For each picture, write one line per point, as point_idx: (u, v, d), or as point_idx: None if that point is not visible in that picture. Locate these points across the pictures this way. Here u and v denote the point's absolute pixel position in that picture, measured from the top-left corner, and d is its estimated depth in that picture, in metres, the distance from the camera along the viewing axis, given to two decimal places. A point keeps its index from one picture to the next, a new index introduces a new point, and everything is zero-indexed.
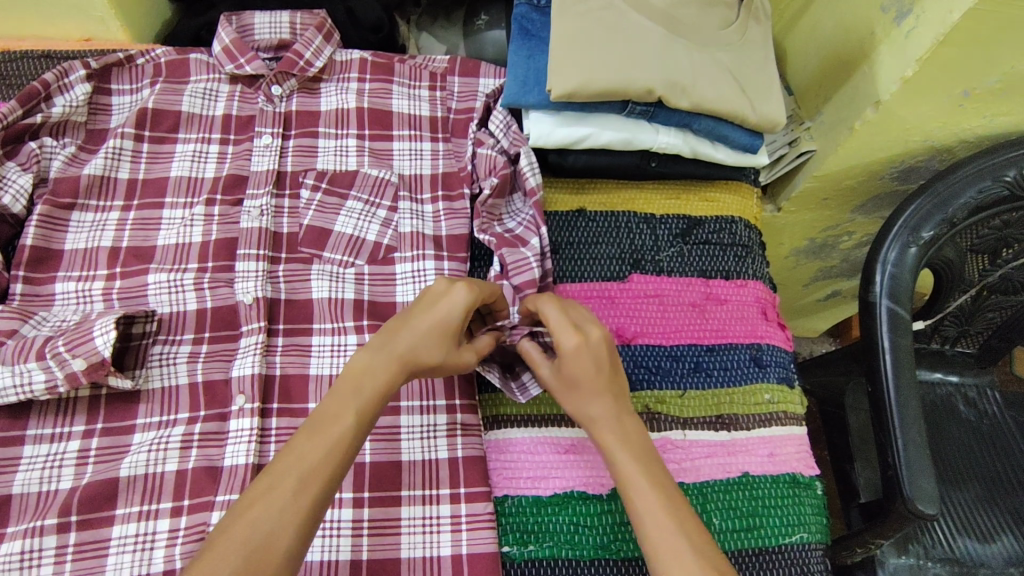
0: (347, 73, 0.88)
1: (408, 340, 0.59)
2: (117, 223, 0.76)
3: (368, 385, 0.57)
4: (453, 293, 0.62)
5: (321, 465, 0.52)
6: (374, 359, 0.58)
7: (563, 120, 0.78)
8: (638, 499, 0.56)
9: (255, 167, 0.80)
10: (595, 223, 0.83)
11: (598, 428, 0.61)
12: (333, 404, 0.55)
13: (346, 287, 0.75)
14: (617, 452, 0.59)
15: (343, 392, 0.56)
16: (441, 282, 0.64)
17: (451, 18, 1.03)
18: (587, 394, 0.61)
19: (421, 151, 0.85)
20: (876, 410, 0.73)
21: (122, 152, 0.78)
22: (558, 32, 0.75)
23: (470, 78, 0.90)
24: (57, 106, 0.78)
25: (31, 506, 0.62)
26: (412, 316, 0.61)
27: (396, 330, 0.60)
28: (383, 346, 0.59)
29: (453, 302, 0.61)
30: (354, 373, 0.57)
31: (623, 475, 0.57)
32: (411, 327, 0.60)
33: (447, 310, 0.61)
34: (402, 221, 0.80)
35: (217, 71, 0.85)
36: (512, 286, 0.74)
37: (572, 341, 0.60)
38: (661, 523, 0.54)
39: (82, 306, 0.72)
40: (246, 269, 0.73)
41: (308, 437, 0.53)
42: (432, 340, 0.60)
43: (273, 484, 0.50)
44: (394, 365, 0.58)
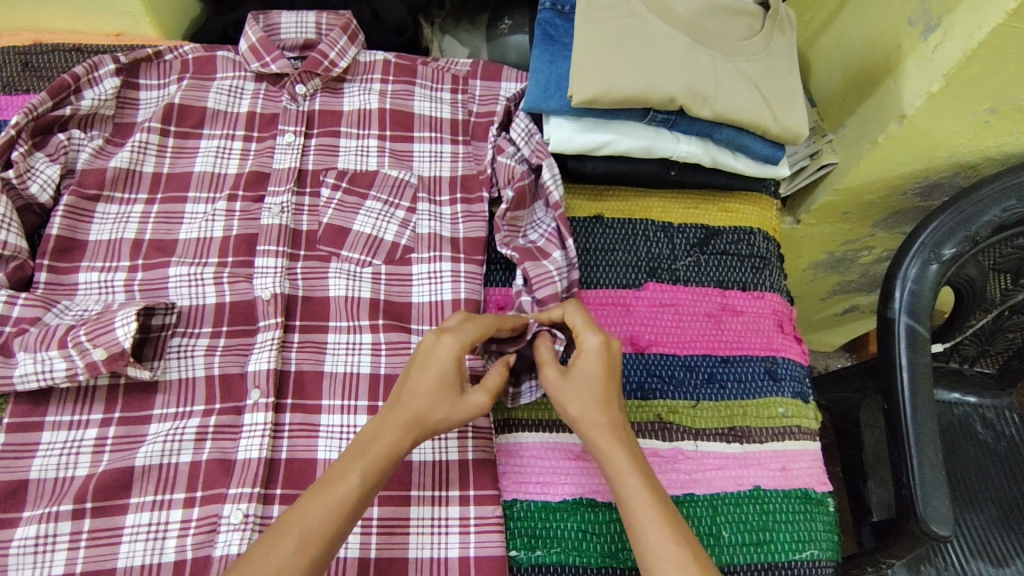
0: (370, 74, 0.89)
1: (412, 404, 0.59)
2: (141, 216, 0.77)
3: (374, 450, 0.57)
4: (446, 346, 0.60)
5: (321, 525, 0.52)
6: (381, 427, 0.58)
7: (582, 126, 0.78)
8: (641, 511, 0.55)
9: (277, 164, 0.81)
10: (613, 230, 0.83)
11: (598, 435, 0.59)
12: (342, 465, 0.56)
13: (363, 286, 0.76)
14: (620, 463, 0.58)
15: (351, 455, 0.57)
16: (436, 333, 0.61)
17: (474, 22, 1.05)
18: (593, 403, 0.60)
19: (441, 153, 0.85)
20: (892, 428, 0.72)
21: (147, 146, 0.80)
22: (580, 39, 0.76)
23: (493, 82, 0.90)
24: (87, 99, 0.79)
25: (47, 491, 0.63)
26: (417, 377, 0.60)
27: (404, 395, 0.59)
28: (388, 416, 0.59)
29: (446, 360, 0.59)
30: (368, 438, 0.58)
31: (622, 484, 0.57)
32: (416, 389, 0.59)
33: (445, 367, 0.59)
34: (420, 222, 0.80)
35: (243, 69, 0.87)
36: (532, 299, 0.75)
37: (595, 341, 0.61)
38: (666, 536, 0.53)
39: (104, 296, 0.73)
40: (266, 265, 0.75)
41: (314, 496, 0.54)
42: (438, 399, 0.59)
43: (275, 540, 0.51)
44: (403, 429, 0.58)
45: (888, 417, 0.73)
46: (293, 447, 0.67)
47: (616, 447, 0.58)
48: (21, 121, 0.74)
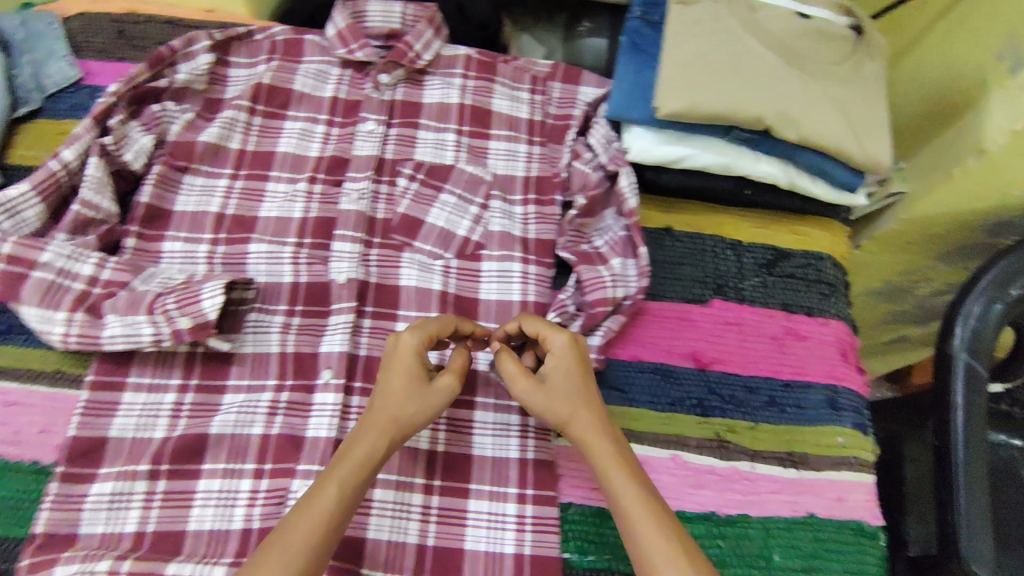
0: (452, 68, 0.90)
1: (385, 407, 0.60)
2: (225, 190, 0.79)
3: (352, 453, 0.57)
4: (406, 346, 0.62)
5: (304, 542, 0.51)
6: (355, 435, 0.58)
7: (663, 138, 0.78)
8: (630, 504, 0.56)
9: (357, 151, 0.83)
10: (682, 244, 0.84)
11: (581, 430, 0.61)
12: (318, 484, 0.55)
13: (434, 278, 0.77)
14: (604, 458, 0.59)
15: (328, 469, 0.56)
16: (393, 341, 0.63)
17: (553, 21, 1.06)
18: (574, 401, 0.62)
19: (516, 153, 0.86)
20: (940, 465, 0.71)
21: (235, 123, 0.82)
22: (666, 53, 0.76)
23: (571, 85, 0.91)
24: (182, 72, 0.81)
25: (125, 451, 0.65)
26: (382, 382, 0.61)
27: (376, 401, 0.60)
28: (364, 424, 0.59)
29: (409, 358, 0.61)
30: (345, 448, 0.58)
31: (611, 479, 0.58)
32: (385, 392, 0.60)
33: (409, 365, 0.61)
34: (492, 220, 0.81)
35: (329, 54, 0.88)
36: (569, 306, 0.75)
37: (562, 339, 0.63)
38: (656, 529, 0.55)
39: (187, 266, 0.75)
40: (342, 249, 0.76)
41: (294, 517, 0.53)
42: (410, 398, 0.60)
43: (259, 562, 0.50)
44: (379, 429, 0.59)
45: (937, 453, 0.73)
46: None
47: (604, 445, 0.60)
48: (121, 91, 0.76)
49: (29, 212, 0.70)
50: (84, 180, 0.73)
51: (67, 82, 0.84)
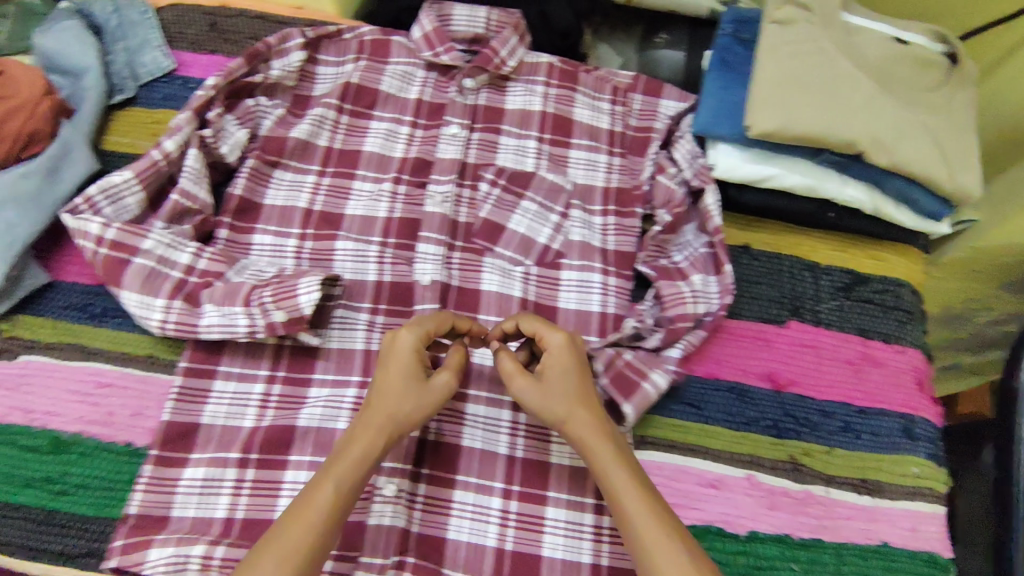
0: (534, 76, 0.90)
1: (383, 405, 0.59)
2: (313, 186, 0.81)
3: (349, 449, 0.57)
4: (402, 343, 0.61)
5: (299, 543, 0.51)
6: (352, 432, 0.58)
7: (751, 157, 0.78)
8: (628, 501, 0.55)
9: (440, 154, 0.84)
10: (759, 263, 0.84)
11: (580, 429, 0.60)
12: (313, 484, 0.55)
13: (514, 285, 0.78)
14: (605, 457, 0.58)
15: (325, 469, 0.56)
16: (389, 340, 0.63)
17: (629, 31, 1.04)
18: (571, 398, 0.61)
19: (596, 163, 0.86)
20: (1000, 497, 0.70)
21: (324, 121, 0.83)
22: (758, 71, 0.76)
23: (652, 98, 0.91)
24: (275, 69, 0.83)
25: (215, 438, 0.67)
26: (377, 380, 0.61)
27: (373, 398, 0.59)
28: (362, 421, 0.59)
29: (407, 356, 0.61)
30: (341, 446, 0.58)
31: (608, 476, 0.57)
32: (381, 389, 0.60)
33: (405, 362, 0.60)
34: (572, 229, 0.82)
35: (414, 56, 0.89)
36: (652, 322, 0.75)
37: (559, 338, 0.63)
38: (655, 524, 0.53)
39: (276, 259, 0.77)
40: (426, 251, 0.78)
41: (289, 519, 0.52)
42: (406, 394, 0.60)
43: (253, 562, 0.50)
44: (376, 425, 0.58)
45: (999, 484, 0.71)
46: (440, 431, 0.70)
47: (602, 441, 0.59)
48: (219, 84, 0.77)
49: (129, 199, 0.72)
50: (183, 170, 0.74)
51: (162, 72, 0.86)
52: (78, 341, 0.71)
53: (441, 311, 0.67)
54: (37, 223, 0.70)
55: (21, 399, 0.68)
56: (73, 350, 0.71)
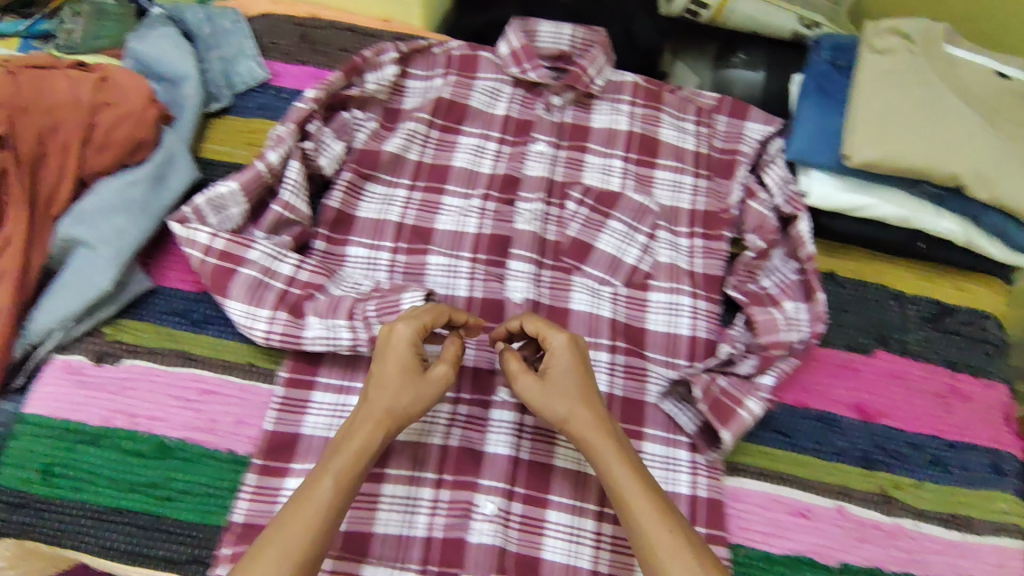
0: (620, 94, 0.90)
1: (381, 398, 0.60)
2: (404, 200, 0.82)
3: (351, 442, 0.58)
4: (401, 337, 0.62)
5: (303, 534, 0.53)
6: (352, 425, 0.60)
7: (844, 184, 0.79)
8: (634, 500, 0.57)
9: (528, 171, 0.85)
10: (844, 290, 0.84)
11: (585, 428, 0.61)
12: (313, 476, 0.56)
13: (604, 305, 0.78)
14: (608, 457, 0.60)
15: (324, 461, 0.57)
16: (386, 333, 0.63)
17: (703, 49, 1.04)
18: (573, 397, 0.62)
19: (682, 184, 0.86)
20: None
21: (415, 135, 0.84)
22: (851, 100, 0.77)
23: (738, 120, 0.90)
24: (369, 83, 0.84)
25: (315, 449, 0.68)
26: (375, 373, 0.62)
27: (372, 391, 0.61)
28: (360, 413, 0.60)
29: (407, 350, 0.62)
30: (341, 438, 0.59)
31: (613, 476, 0.59)
32: (381, 383, 0.61)
33: (404, 356, 0.61)
34: (660, 251, 0.82)
35: (502, 72, 0.90)
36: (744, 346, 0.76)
37: (562, 339, 0.64)
38: (657, 524, 0.56)
39: (370, 272, 0.78)
40: (518, 269, 0.78)
41: (293, 511, 0.54)
42: (404, 387, 0.61)
43: (260, 553, 0.52)
44: (376, 418, 0.59)
45: None
46: (533, 450, 0.70)
47: (602, 440, 0.61)
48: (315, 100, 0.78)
49: (233, 210, 0.73)
50: (285, 182, 0.75)
51: (255, 81, 0.87)
52: (179, 347, 0.73)
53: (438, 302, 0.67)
54: (144, 229, 0.72)
55: (125, 403, 0.70)
56: (175, 355, 0.72)
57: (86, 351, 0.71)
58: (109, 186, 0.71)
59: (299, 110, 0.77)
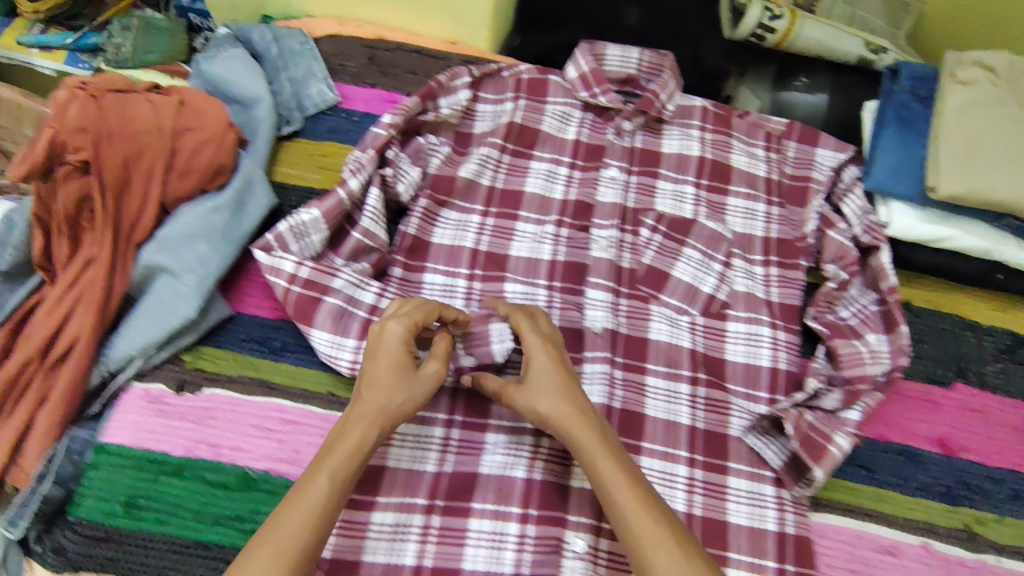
0: (689, 120, 0.90)
1: (374, 397, 0.60)
2: (478, 226, 0.81)
3: (342, 441, 0.58)
4: (391, 336, 0.63)
5: (295, 532, 0.52)
6: (345, 424, 0.59)
7: (926, 216, 0.78)
8: (620, 498, 0.57)
9: (601, 198, 0.84)
10: (919, 321, 0.83)
11: (569, 427, 0.61)
12: (307, 476, 0.56)
13: (683, 335, 0.78)
14: (596, 454, 0.59)
15: (318, 461, 0.57)
16: (376, 333, 0.64)
17: (761, 72, 1.04)
18: (555, 395, 0.63)
19: (756, 213, 0.86)
20: None
21: (488, 160, 0.83)
22: (934, 131, 0.77)
23: (808, 146, 0.89)
24: (443, 107, 0.83)
25: (400, 482, 0.68)
26: (365, 372, 0.62)
27: (365, 390, 0.61)
28: (353, 412, 0.60)
29: (396, 348, 0.62)
30: (334, 438, 0.59)
31: (599, 473, 0.58)
32: (372, 382, 0.61)
33: (394, 354, 0.62)
34: (736, 280, 0.82)
35: (571, 96, 0.89)
36: (827, 377, 0.76)
37: (538, 341, 0.66)
38: (646, 519, 0.55)
39: (446, 300, 0.77)
40: (596, 298, 0.78)
41: (288, 511, 0.53)
42: (396, 384, 0.61)
43: (253, 554, 0.51)
44: (368, 417, 0.59)
45: None
46: None
47: (588, 437, 0.60)
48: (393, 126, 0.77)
49: (314, 237, 0.72)
50: (366, 209, 0.74)
51: (326, 105, 0.86)
52: (259, 375, 0.72)
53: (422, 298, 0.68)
54: (227, 256, 0.71)
55: (208, 433, 0.69)
56: (254, 384, 0.71)
57: (166, 380, 0.71)
58: (193, 213, 0.70)
59: (377, 136, 0.76)
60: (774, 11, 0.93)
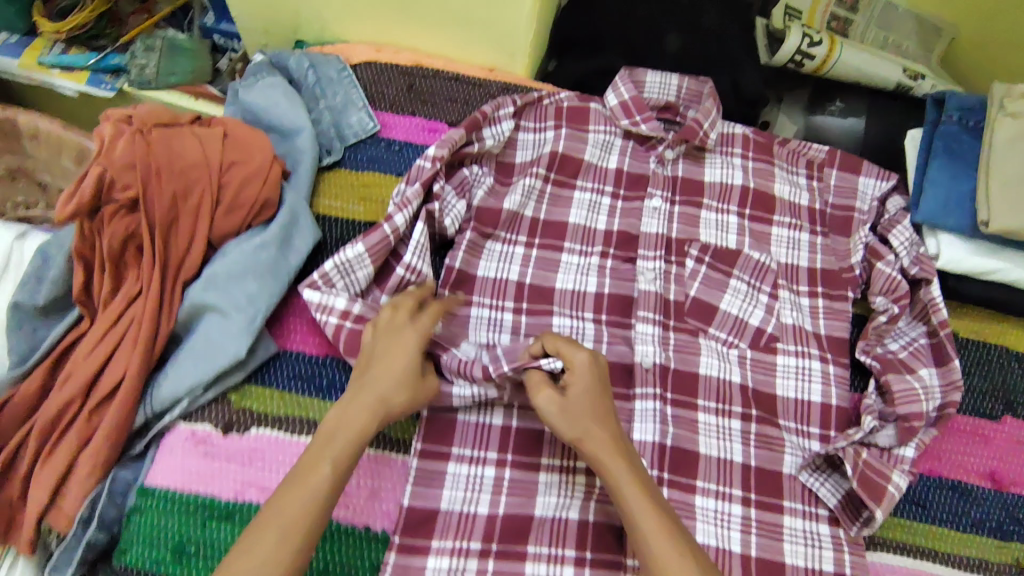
0: (731, 148, 0.89)
1: (378, 391, 0.61)
2: (523, 258, 0.80)
3: (342, 433, 0.58)
4: (398, 333, 0.64)
5: (298, 519, 0.53)
6: (347, 414, 0.60)
7: (976, 249, 0.78)
8: (644, 522, 0.56)
9: (645, 228, 0.83)
10: (968, 354, 0.81)
11: (603, 451, 0.60)
12: (310, 460, 0.57)
13: (733, 369, 0.77)
14: (619, 473, 0.59)
15: (319, 447, 0.58)
16: (380, 329, 0.65)
17: (794, 95, 1.04)
18: (594, 418, 0.61)
19: (799, 242, 0.85)
20: None
21: (531, 191, 0.82)
22: (984, 164, 0.76)
23: (850, 174, 0.88)
24: (487, 138, 0.83)
25: (454, 525, 0.67)
26: (364, 366, 0.62)
27: (369, 383, 0.61)
28: (354, 401, 0.60)
29: (403, 346, 0.63)
30: (334, 425, 0.59)
31: (623, 496, 0.58)
32: (374, 375, 0.61)
33: (399, 350, 0.63)
34: (784, 311, 0.80)
35: (612, 124, 0.88)
36: (882, 411, 0.75)
37: (584, 358, 0.64)
38: (668, 545, 0.55)
39: (493, 334, 0.76)
40: (645, 332, 0.77)
41: (290, 494, 0.55)
42: (398, 381, 0.61)
43: (258, 537, 0.52)
44: (367, 410, 0.60)
45: None
46: None
47: (610, 454, 0.60)
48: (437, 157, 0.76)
49: (359, 273, 0.71)
50: (410, 244, 0.73)
51: (366, 133, 0.85)
52: (305, 414, 0.70)
53: (427, 304, 0.68)
54: (276, 293, 0.70)
55: (256, 474, 0.67)
56: (303, 424, 0.70)
57: (212, 420, 0.70)
58: (241, 249, 0.70)
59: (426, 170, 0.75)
60: (813, 38, 0.93)
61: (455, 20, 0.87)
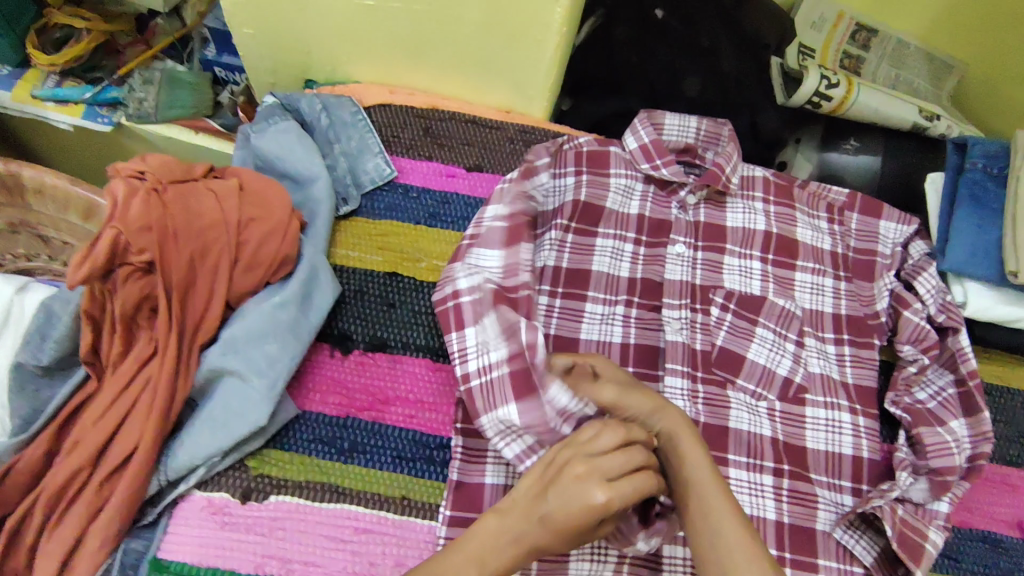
0: (751, 191, 0.87)
1: (540, 533, 0.51)
2: (547, 309, 0.79)
3: (493, 561, 0.50)
4: (587, 491, 0.51)
5: None
6: (503, 535, 0.51)
7: (1003, 297, 0.78)
8: (719, 509, 0.54)
9: (669, 275, 0.82)
10: (994, 400, 0.81)
11: (679, 442, 0.58)
12: (454, 560, 0.50)
13: (763, 423, 0.75)
14: (696, 459, 0.57)
15: (463, 553, 0.50)
16: (571, 468, 0.52)
17: (806, 130, 1.02)
18: (659, 409, 0.60)
19: (823, 287, 0.83)
20: None
21: (555, 243, 0.82)
22: (1011, 213, 0.77)
23: (870, 219, 0.87)
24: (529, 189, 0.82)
25: None
26: (535, 508, 0.52)
27: (534, 513, 0.52)
28: (516, 526, 0.52)
29: (585, 508, 0.50)
30: (481, 538, 0.51)
31: (700, 481, 0.56)
32: (541, 521, 0.51)
33: (579, 513, 0.50)
34: (811, 360, 0.79)
35: (633, 168, 0.87)
36: (927, 468, 0.72)
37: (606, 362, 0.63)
38: (741, 535, 0.53)
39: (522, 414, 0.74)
40: (674, 385, 0.76)
41: None
42: (561, 535, 0.51)
43: None
44: (521, 554, 0.51)
45: None
46: None
47: (688, 441, 0.58)
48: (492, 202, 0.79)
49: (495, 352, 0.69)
50: None
51: (384, 179, 0.83)
52: (327, 480, 0.68)
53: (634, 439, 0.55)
54: (296, 354, 0.69)
55: (277, 546, 0.64)
56: (324, 490, 0.67)
57: (231, 487, 0.67)
58: (260, 309, 0.69)
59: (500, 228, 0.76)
60: (830, 79, 0.91)
61: (474, 63, 0.86)
